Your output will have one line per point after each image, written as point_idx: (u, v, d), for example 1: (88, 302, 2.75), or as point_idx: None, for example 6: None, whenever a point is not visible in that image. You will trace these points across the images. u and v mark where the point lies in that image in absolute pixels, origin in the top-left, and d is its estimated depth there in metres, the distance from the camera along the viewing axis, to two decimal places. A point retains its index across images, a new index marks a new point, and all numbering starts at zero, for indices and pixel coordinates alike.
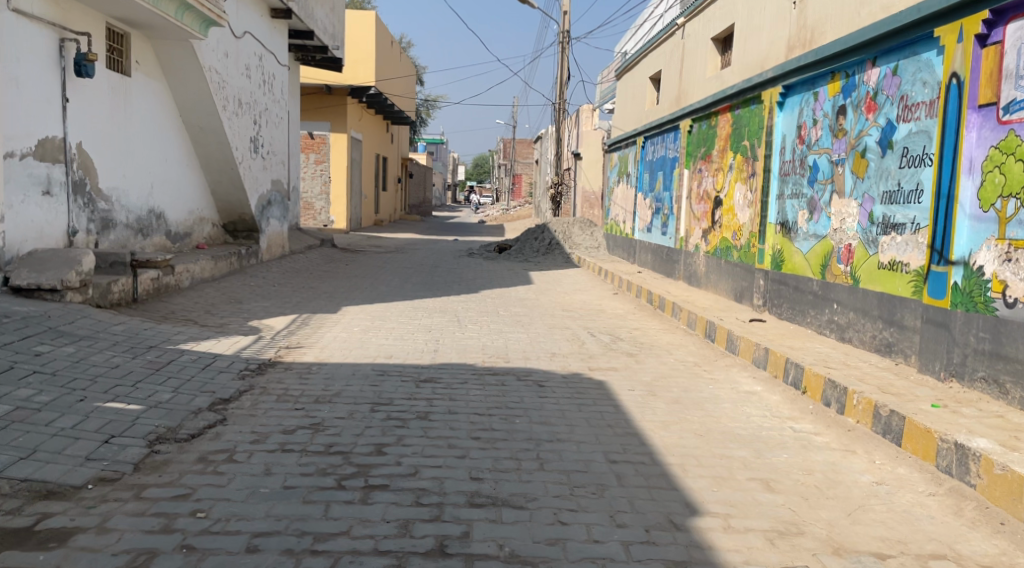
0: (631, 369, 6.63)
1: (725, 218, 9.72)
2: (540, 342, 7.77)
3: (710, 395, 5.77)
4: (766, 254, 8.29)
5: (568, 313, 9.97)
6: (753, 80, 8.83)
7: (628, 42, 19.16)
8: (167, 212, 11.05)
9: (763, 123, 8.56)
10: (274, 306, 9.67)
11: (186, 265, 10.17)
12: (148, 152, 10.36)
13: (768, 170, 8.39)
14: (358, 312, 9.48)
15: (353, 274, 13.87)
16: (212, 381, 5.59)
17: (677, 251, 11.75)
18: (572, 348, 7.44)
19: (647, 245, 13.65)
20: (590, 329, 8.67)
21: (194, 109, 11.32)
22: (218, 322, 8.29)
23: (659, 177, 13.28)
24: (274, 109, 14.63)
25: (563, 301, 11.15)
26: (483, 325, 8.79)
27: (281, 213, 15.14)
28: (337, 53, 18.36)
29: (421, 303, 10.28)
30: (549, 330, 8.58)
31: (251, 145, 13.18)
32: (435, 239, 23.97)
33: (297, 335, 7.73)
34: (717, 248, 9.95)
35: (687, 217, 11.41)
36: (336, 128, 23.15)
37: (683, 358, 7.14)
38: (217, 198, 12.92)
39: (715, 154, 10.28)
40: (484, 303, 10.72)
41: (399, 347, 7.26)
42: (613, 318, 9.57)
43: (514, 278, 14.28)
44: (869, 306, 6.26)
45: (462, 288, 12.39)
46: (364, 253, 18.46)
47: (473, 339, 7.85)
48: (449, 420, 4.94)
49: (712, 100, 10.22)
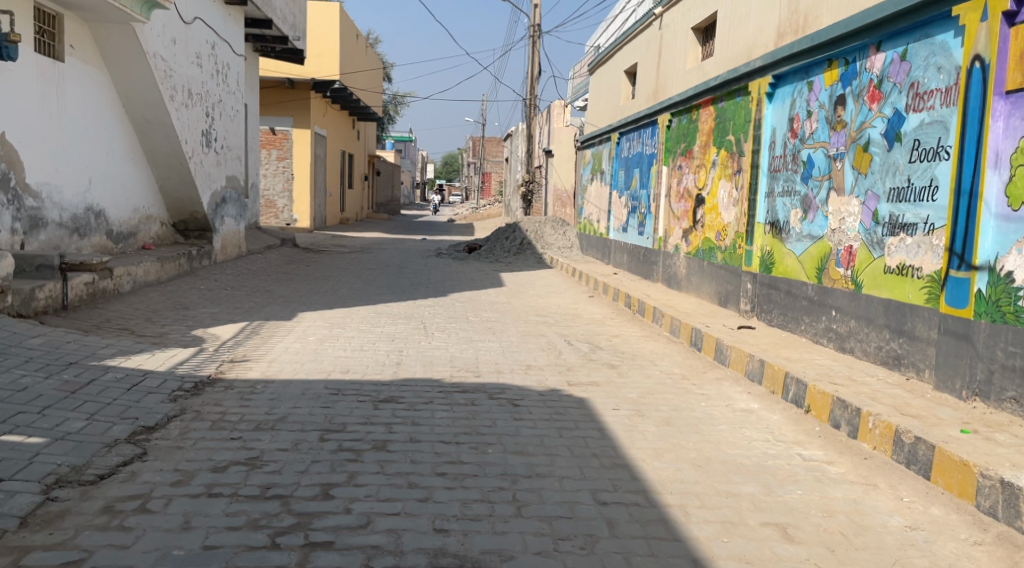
0: (613, 383, 6.01)
1: (708, 218, 9.15)
2: (513, 353, 7.13)
3: (704, 415, 5.17)
4: (754, 256, 7.74)
5: (543, 318, 9.34)
6: (738, 69, 8.26)
7: (601, 36, 18.60)
8: (108, 210, 10.24)
9: (750, 116, 8.00)
10: (223, 313, 8.92)
11: (127, 267, 9.38)
12: (85, 145, 9.56)
13: (756, 166, 7.82)
14: (315, 319, 8.75)
15: (313, 276, 13.10)
16: (136, 404, 4.87)
17: (654, 252, 11.19)
18: (549, 360, 6.81)
19: (624, 246, 13.05)
20: (567, 337, 8.05)
21: (138, 99, 10.53)
22: (158, 332, 7.53)
23: (635, 174, 12.69)
24: (228, 101, 13.80)
25: (537, 305, 10.51)
26: (451, 333, 8.12)
27: (236, 211, 14.30)
28: (297, 44, 17.55)
29: (384, 309, 9.56)
30: (522, 338, 7.93)
31: (203, 139, 12.39)
32: (403, 239, 23.18)
33: (245, 347, 7.00)
34: (699, 249, 9.38)
35: (666, 216, 10.84)
36: (298, 123, 22.30)
37: (670, 370, 6.53)
38: (166, 196, 12.11)
39: (696, 150, 9.72)
40: (452, 307, 10.05)
41: (357, 361, 6.57)
42: (590, 324, 8.95)
43: (484, 280, 13.60)
44: (873, 315, 5.70)
45: (430, 290, 11.69)
46: (328, 253, 17.67)
47: (441, 350, 7.18)
48: (410, 452, 4.27)
49: (694, 92, 9.65)
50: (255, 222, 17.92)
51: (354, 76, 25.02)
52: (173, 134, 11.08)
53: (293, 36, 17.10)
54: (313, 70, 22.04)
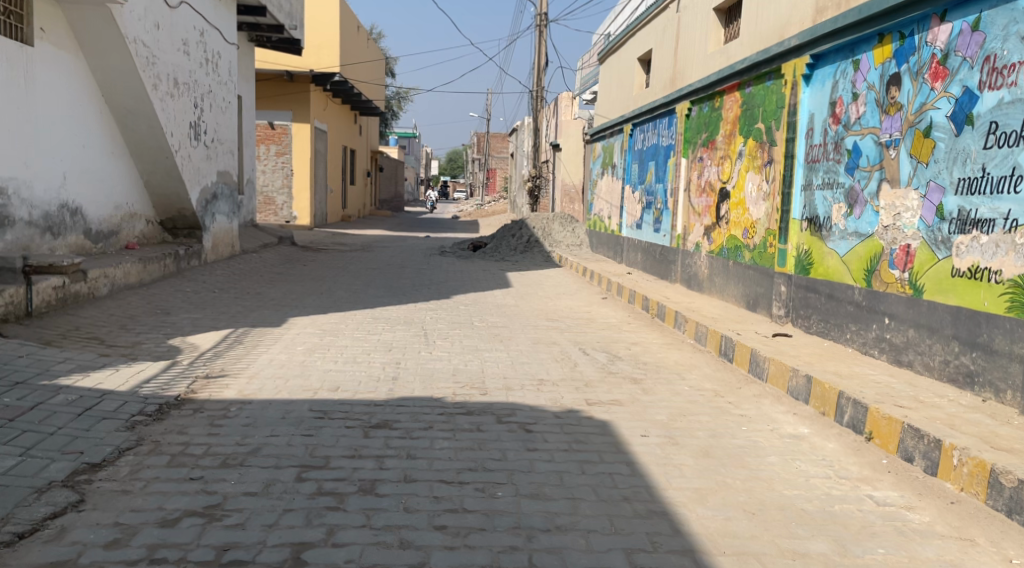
0: (639, 404, 5.27)
1: (734, 214, 8.42)
2: (524, 365, 6.39)
3: (748, 443, 4.43)
4: (789, 256, 7.00)
5: (555, 323, 8.61)
6: (769, 50, 7.50)
7: (611, 24, 17.84)
8: (86, 207, 9.59)
9: (784, 101, 7.25)
10: (206, 319, 8.20)
11: (104, 269, 8.70)
12: (57, 136, 8.91)
13: (790, 156, 7.08)
14: (307, 325, 8.03)
15: (310, 276, 12.37)
16: (84, 434, 4.16)
17: (673, 250, 10.46)
18: (564, 374, 6.08)
19: (638, 244, 12.31)
20: (582, 346, 7.31)
21: (118, 88, 9.86)
22: (130, 342, 6.84)
23: (650, 168, 11.93)
24: (220, 91, 13.09)
25: (547, 308, 9.78)
26: (454, 341, 7.39)
27: (229, 208, 13.60)
28: (293, 33, 16.83)
29: (383, 313, 8.83)
30: (533, 347, 7.20)
31: (192, 132, 11.71)
32: (405, 237, 22.47)
33: (224, 359, 6.27)
34: (724, 248, 8.65)
35: (685, 211, 10.10)
36: (297, 118, 21.54)
37: (702, 386, 5.78)
38: (152, 192, 11.42)
39: (719, 141, 8.97)
40: (456, 311, 9.33)
41: (349, 376, 5.83)
42: (606, 330, 8.22)
43: (490, 280, 12.87)
44: (938, 324, 4.95)
45: (432, 292, 10.96)
46: (326, 251, 16.95)
47: (443, 362, 6.44)
48: (404, 496, 3.55)
49: (717, 78, 8.90)
50: (251, 219, 17.23)
51: (355, 69, 24.27)
52: (157, 126, 10.41)
53: (289, 24, 16.39)
54: (312, 64, 21.26)
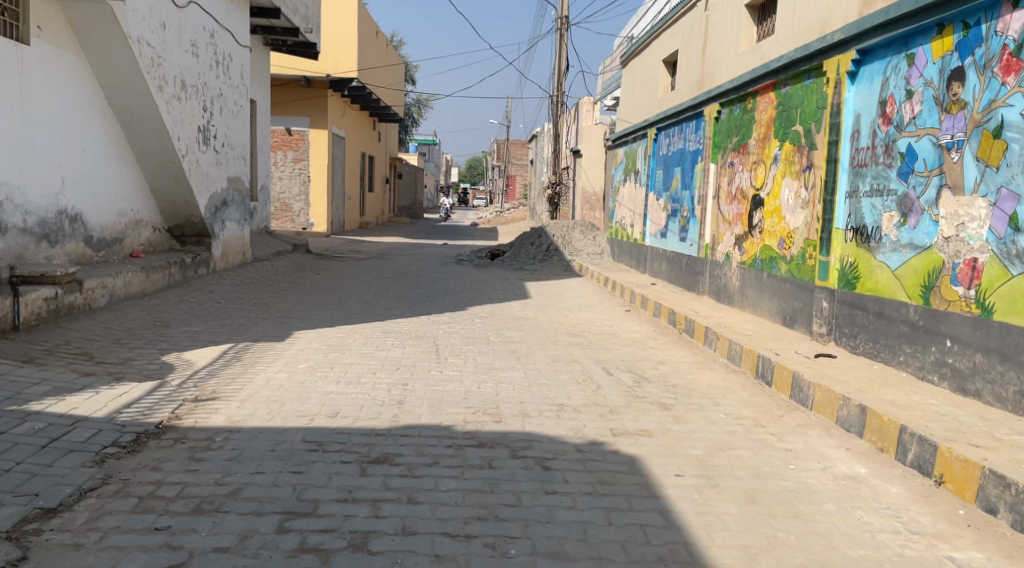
0: (670, 435, 4.72)
1: (768, 222, 7.85)
2: (543, 387, 5.85)
3: (798, 486, 3.87)
4: (832, 269, 6.42)
5: (575, 339, 8.08)
6: (809, 46, 6.94)
7: (635, 26, 17.29)
8: (86, 213, 9.20)
9: (826, 100, 6.68)
10: (205, 332, 7.76)
11: (101, 279, 8.29)
12: (55, 139, 8.52)
13: (833, 160, 6.51)
14: (311, 339, 7.55)
15: (321, 286, 11.92)
16: (44, 471, 3.69)
17: (700, 261, 9.90)
18: (586, 398, 5.54)
19: (663, 253, 11.74)
20: (605, 365, 6.77)
21: (122, 89, 9.47)
22: (121, 359, 6.40)
23: (676, 174, 11.37)
24: (230, 95, 12.69)
25: (567, 321, 9.24)
26: (468, 358, 6.87)
27: (240, 215, 13.19)
28: (309, 36, 16.46)
29: (393, 327, 8.34)
30: (552, 366, 6.67)
31: (200, 136, 11.31)
32: (423, 245, 22.03)
33: (217, 380, 5.80)
34: (757, 259, 8.09)
35: (713, 220, 9.53)
36: (315, 123, 21.08)
37: (739, 414, 5.22)
38: (159, 199, 11.03)
39: (752, 145, 8.41)
40: (471, 324, 8.82)
41: (350, 400, 5.33)
42: (630, 347, 7.67)
43: (507, 291, 12.35)
44: (1012, 350, 4.40)
45: (447, 304, 10.46)
46: (341, 259, 16.54)
47: (454, 383, 5.92)
48: (402, 556, 3.06)
49: (750, 77, 8.34)
50: (265, 226, 16.84)
51: (373, 73, 23.84)
52: (162, 129, 10.02)
53: (304, 27, 16.02)
54: (331, 68, 21.20)
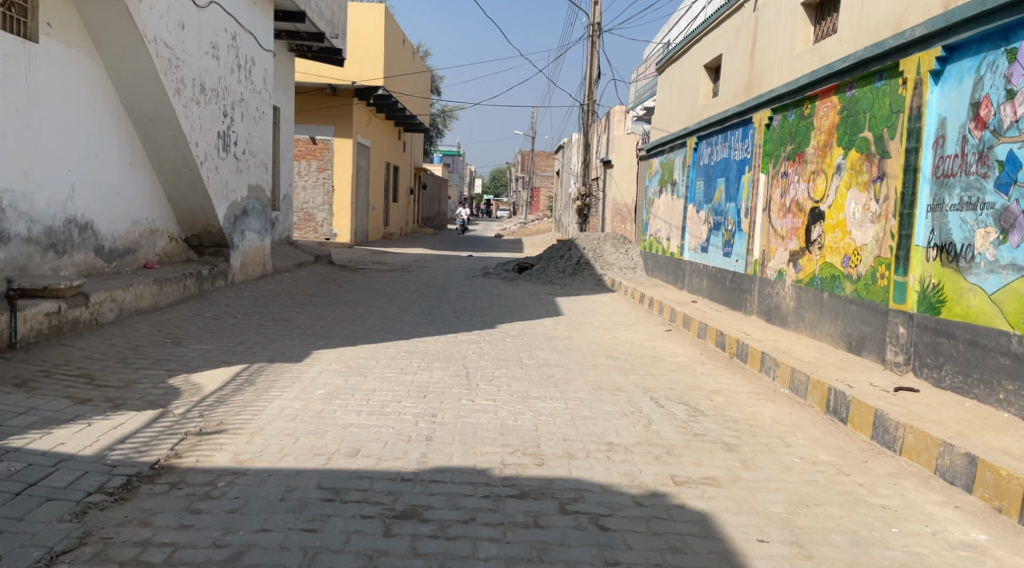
0: (742, 485, 4.07)
1: (830, 238, 7.19)
2: (588, 421, 5.21)
3: (910, 559, 3.25)
4: (910, 291, 5.76)
5: (616, 362, 7.43)
6: (883, 44, 6.29)
7: (671, 33, 16.66)
8: (97, 222, 8.72)
9: (904, 103, 6.03)
10: (218, 351, 7.22)
11: (110, 292, 7.80)
12: (64, 143, 8.06)
13: (913, 170, 5.85)
14: (331, 360, 6.98)
15: (344, 300, 11.38)
16: (12, 528, 3.21)
17: (748, 278, 9.23)
18: (639, 436, 4.89)
19: (704, 268, 11.06)
20: (655, 394, 6.12)
21: (137, 91, 9.00)
22: (124, 382, 5.87)
23: (719, 185, 10.70)
24: (253, 100, 12.22)
25: (606, 342, 8.60)
26: (502, 384, 6.24)
27: (261, 225, 12.69)
28: (334, 42, 16.00)
29: (419, 347, 7.73)
30: (594, 395, 6.02)
31: (220, 142, 10.82)
32: (447, 256, 21.48)
33: (226, 408, 5.24)
34: (817, 278, 7.42)
35: (763, 233, 8.86)
36: (340, 132, 20.62)
37: (816, 458, 4.56)
38: (176, 207, 10.56)
39: (810, 153, 7.75)
40: (502, 344, 8.20)
41: (372, 435, 4.72)
42: (678, 373, 7.02)
43: (538, 306, 11.71)
44: None
45: (476, 321, 9.85)
46: (365, 271, 16.00)
47: (489, 414, 5.29)
48: None
49: (808, 80, 7.69)
50: (287, 236, 16.36)
51: (398, 81, 23.36)
52: (179, 134, 9.55)
53: (329, 32, 15.55)
54: (356, 75, 20.79)
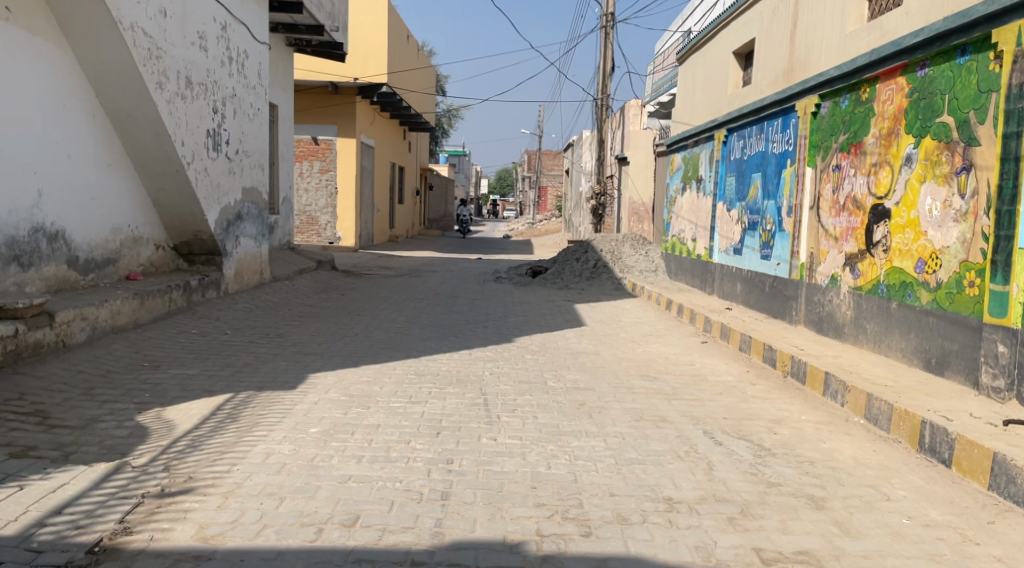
0: (848, 563, 3.22)
1: (898, 239, 6.27)
2: (635, 467, 4.31)
3: None
4: (1013, 303, 4.85)
5: (654, 383, 6.52)
6: (970, 14, 5.38)
7: (691, 22, 15.70)
8: (70, 230, 7.87)
9: (999, 82, 5.12)
10: (201, 376, 6.36)
11: (81, 310, 6.95)
12: (28, 141, 7.22)
13: (1012, 159, 4.94)
14: (330, 386, 6.10)
15: (347, 311, 10.50)
16: None
17: (792, 283, 8.31)
18: (703, 488, 3.99)
19: (738, 272, 10.15)
20: (707, 427, 5.20)
21: (113, 84, 8.16)
22: (83, 422, 5.01)
23: (754, 181, 9.77)
24: (246, 97, 11.34)
25: (637, 357, 7.69)
26: (527, 416, 5.33)
27: (258, 230, 11.81)
28: (334, 35, 15.12)
29: (429, 368, 6.84)
30: (637, 428, 5.11)
31: (210, 141, 9.96)
32: (456, 259, 20.57)
33: (200, 455, 4.37)
34: (882, 285, 6.50)
35: (811, 233, 7.94)
36: (343, 132, 19.73)
37: (927, 518, 3.68)
38: (163, 213, 9.69)
39: (870, 143, 6.82)
40: (522, 362, 7.30)
41: (375, 493, 3.85)
42: (727, 396, 6.11)
43: (557, 315, 10.80)
44: None
45: (490, 334, 8.94)
46: (369, 277, 15.11)
47: (516, 459, 4.39)
48: None
49: (867, 60, 6.77)
50: (287, 241, 15.48)
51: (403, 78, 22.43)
52: (162, 132, 8.69)
53: (330, 25, 14.69)
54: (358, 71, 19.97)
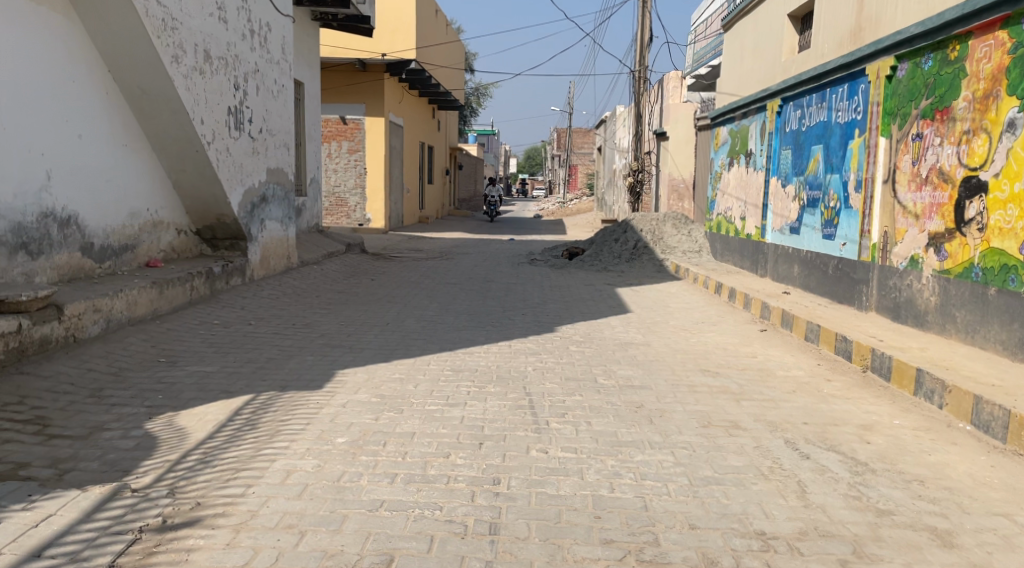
0: None
1: (998, 216, 5.53)
2: (714, 489, 3.66)
3: None
4: None
5: (717, 380, 5.86)
6: None
7: None
8: (82, 214, 7.36)
9: None
10: (219, 374, 5.82)
11: (93, 301, 6.44)
12: (34, 119, 6.69)
13: None
14: (360, 386, 5.52)
15: (378, 297, 9.94)
16: None
17: (863, 265, 7.57)
18: (802, 518, 3.34)
19: (796, 253, 9.41)
20: (789, 435, 4.54)
21: (126, 58, 7.62)
22: (86, 431, 4.49)
23: (815, 154, 9.00)
24: (270, 73, 10.76)
25: (694, 349, 7.02)
26: (579, 423, 4.70)
27: (284, 212, 11.27)
28: (361, 8, 14.49)
29: (466, 363, 6.24)
30: (708, 437, 4.46)
31: (232, 119, 9.40)
32: (488, 240, 19.94)
33: (211, 474, 3.81)
34: (976, 268, 5.76)
35: (886, 210, 7.19)
36: (372, 110, 19.13)
37: None
38: (184, 197, 9.16)
39: (961, 108, 6.05)
40: (568, 356, 6.67)
41: (414, 525, 3.27)
42: (804, 396, 5.43)
43: (599, 301, 10.14)
44: None
45: (530, 323, 8.32)
46: (400, 260, 14.54)
47: (573, 479, 3.77)
48: None
49: (958, 14, 6.00)
50: (315, 224, 14.95)
51: (432, 53, 21.75)
52: (179, 109, 8.14)
53: None
54: (386, 45, 19.33)
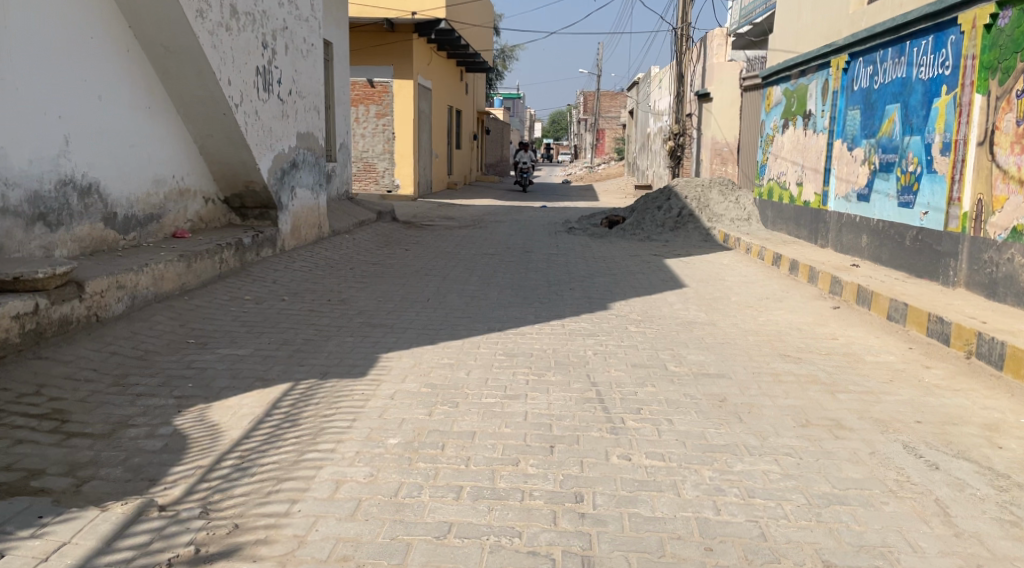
0: None
1: None
2: (839, 510, 3.10)
3: None
4: None
5: (801, 367, 5.25)
6: None
7: None
8: (104, 182, 6.86)
9: None
10: (253, 357, 5.31)
11: (117, 276, 5.96)
12: (48, 77, 6.16)
13: None
14: (406, 373, 4.99)
15: (416, 269, 9.41)
16: None
17: (950, 236, 6.88)
18: (956, 553, 2.82)
19: (865, 222, 8.73)
20: (904, 437, 3.95)
21: (148, 13, 7.05)
22: (109, 428, 4.00)
23: (889, 114, 8.26)
24: (299, 30, 10.14)
25: (765, 329, 6.41)
26: (659, 422, 4.13)
27: (315, 178, 10.72)
28: None
29: (520, 347, 5.69)
30: (812, 440, 3.88)
31: (260, 80, 8.83)
32: (521, 208, 19.29)
33: (249, 485, 3.31)
34: None
35: (981, 176, 6.49)
36: (400, 72, 18.45)
37: None
38: (211, 163, 8.64)
39: None
40: (628, 337, 6.09)
41: (493, 559, 2.74)
42: (906, 387, 4.82)
43: (649, 273, 9.52)
44: None
45: (580, 298, 7.74)
46: (433, 228, 13.98)
47: (669, 496, 3.22)
48: None
49: None
50: (346, 191, 14.40)
51: (462, 12, 20.93)
52: (205, 68, 7.59)
53: None
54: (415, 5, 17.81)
